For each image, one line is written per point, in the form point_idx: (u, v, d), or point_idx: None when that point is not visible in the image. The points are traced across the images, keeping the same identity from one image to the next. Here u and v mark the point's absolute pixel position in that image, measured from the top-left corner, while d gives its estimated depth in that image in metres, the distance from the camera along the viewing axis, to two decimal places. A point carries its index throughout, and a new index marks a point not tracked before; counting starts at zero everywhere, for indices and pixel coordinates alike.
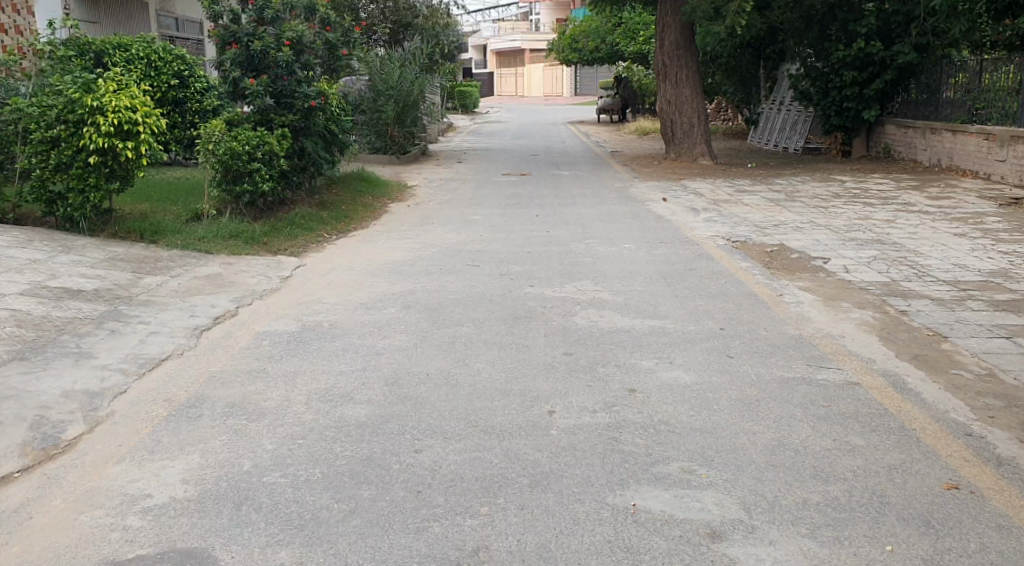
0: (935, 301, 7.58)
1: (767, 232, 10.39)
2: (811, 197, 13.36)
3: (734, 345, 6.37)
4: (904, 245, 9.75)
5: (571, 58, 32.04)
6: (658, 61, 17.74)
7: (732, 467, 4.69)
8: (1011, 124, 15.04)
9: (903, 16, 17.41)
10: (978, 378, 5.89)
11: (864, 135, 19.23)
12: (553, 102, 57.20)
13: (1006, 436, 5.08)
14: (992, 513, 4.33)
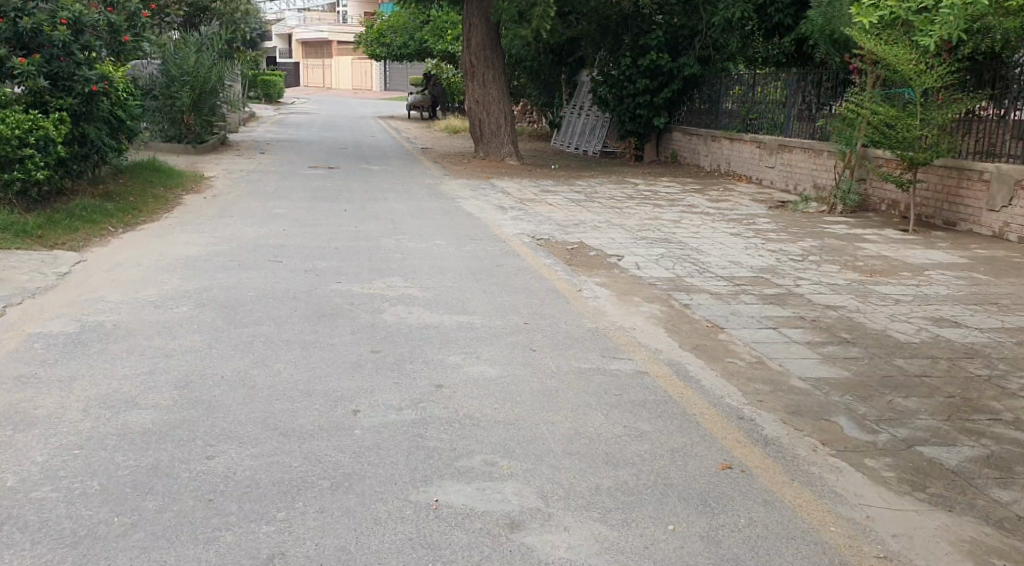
0: (714, 295, 8.07)
1: (569, 230, 10.73)
2: (607, 197, 13.91)
3: (536, 339, 6.56)
4: (688, 243, 10.31)
5: (380, 52, 32.12)
6: (466, 60, 17.91)
7: (531, 458, 4.84)
8: (778, 133, 16.06)
9: (688, 30, 18.40)
10: (748, 364, 6.34)
11: (654, 141, 20.32)
12: (363, 96, 56.79)
13: (772, 418, 5.48)
14: (760, 490, 4.66)
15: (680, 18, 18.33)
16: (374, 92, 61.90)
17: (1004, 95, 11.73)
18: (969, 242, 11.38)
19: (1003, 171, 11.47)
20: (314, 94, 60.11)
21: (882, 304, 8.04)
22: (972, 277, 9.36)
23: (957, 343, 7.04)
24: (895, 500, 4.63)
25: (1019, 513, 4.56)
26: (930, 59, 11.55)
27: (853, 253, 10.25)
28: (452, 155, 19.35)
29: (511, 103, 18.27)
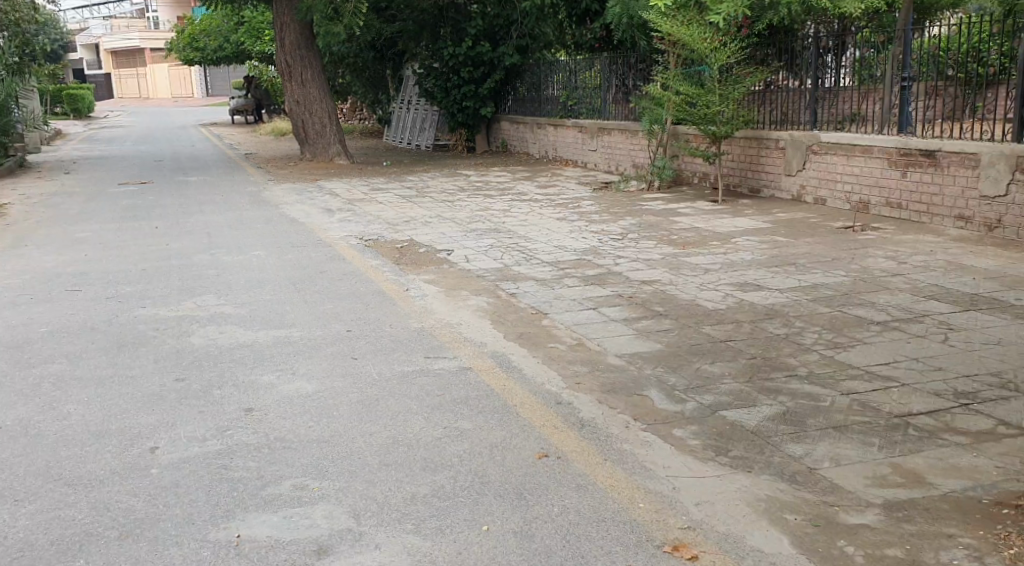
0: (539, 281, 8.17)
1: (398, 229, 10.64)
2: (437, 191, 13.88)
3: (359, 347, 6.47)
4: (516, 232, 10.41)
5: (194, 57, 31.11)
6: (279, 61, 17.49)
7: (344, 476, 4.72)
8: (597, 117, 16.41)
9: (503, 20, 18.89)
10: (569, 347, 6.45)
11: (484, 131, 20.29)
12: (183, 104, 54.68)
13: (589, 399, 5.59)
14: (574, 475, 4.72)
15: (494, 8, 18.76)
16: (195, 98, 59.78)
17: (793, 66, 12.34)
18: (774, 207, 11.96)
19: (795, 137, 12.21)
20: (130, 104, 57.74)
21: (694, 274, 8.34)
22: (775, 240, 9.83)
23: (760, 305, 7.39)
24: (700, 468, 4.78)
25: (809, 465, 4.80)
26: (723, 37, 12.10)
27: (669, 227, 10.60)
28: (275, 159, 18.92)
29: (332, 102, 17.98)
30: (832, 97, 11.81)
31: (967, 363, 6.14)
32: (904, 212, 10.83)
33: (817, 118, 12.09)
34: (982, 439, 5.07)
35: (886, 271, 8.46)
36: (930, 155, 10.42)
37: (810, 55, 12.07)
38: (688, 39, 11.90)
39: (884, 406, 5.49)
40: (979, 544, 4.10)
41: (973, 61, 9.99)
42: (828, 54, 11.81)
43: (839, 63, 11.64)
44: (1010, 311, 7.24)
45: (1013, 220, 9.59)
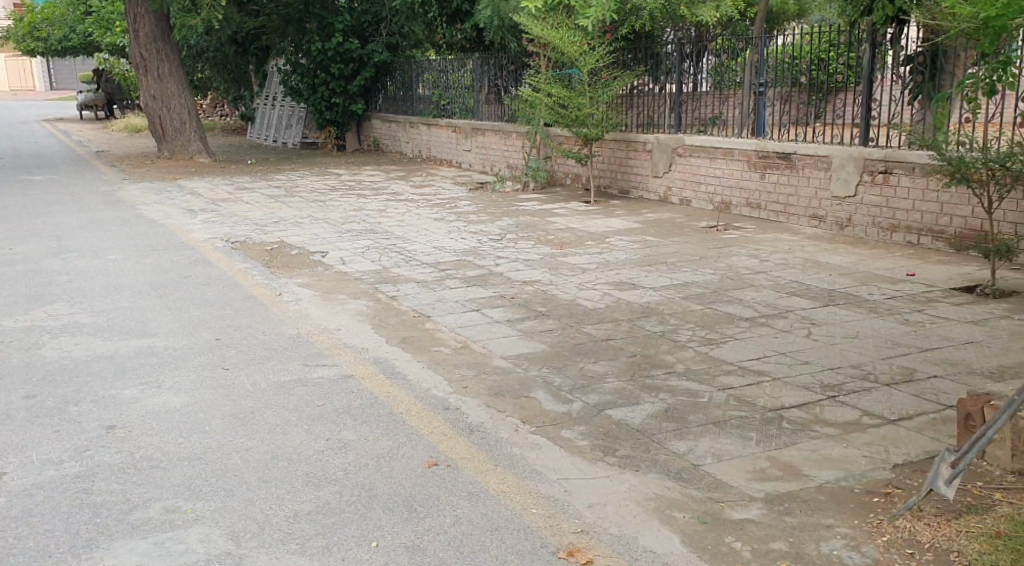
0: (419, 283, 8.06)
1: (268, 230, 10.34)
2: (307, 191, 13.57)
3: (230, 356, 6.22)
4: (393, 232, 10.26)
5: (38, 48, 29.60)
6: (134, 54, 16.79)
7: (220, 495, 4.52)
8: (470, 117, 16.37)
9: (372, 16, 18.84)
10: (453, 351, 6.36)
11: (355, 129, 20.17)
12: (29, 100, 52.12)
13: (477, 403, 5.52)
14: (465, 483, 4.64)
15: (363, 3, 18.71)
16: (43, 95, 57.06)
17: (657, 71, 12.53)
18: (642, 208, 12.16)
19: (661, 140, 12.46)
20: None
21: (572, 274, 8.38)
22: (647, 239, 9.99)
23: (637, 304, 7.46)
24: (589, 469, 4.77)
25: (694, 462, 4.85)
26: (592, 41, 12.21)
27: (544, 227, 10.63)
28: (132, 158, 18.18)
29: (192, 97, 17.40)
30: (694, 101, 12.04)
31: (830, 356, 6.34)
32: (763, 212, 11.17)
33: (681, 122, 12.32)
34: (851, 429, 5.23)
35: (751, 269, 8.68)
36: (785, 157, 10.80)
37: (673, 62, 12.25)
38: (559, 41, 11.96)
39: (758, 400, 5.61)
40: (855, 533, 4.21)
41: (815, 69, 10.39)
42: (688, 61, 12.04)
43: (698, 70, 11.90)
44: (866, 305, 7.53)
45: (863, 219, 10.00)
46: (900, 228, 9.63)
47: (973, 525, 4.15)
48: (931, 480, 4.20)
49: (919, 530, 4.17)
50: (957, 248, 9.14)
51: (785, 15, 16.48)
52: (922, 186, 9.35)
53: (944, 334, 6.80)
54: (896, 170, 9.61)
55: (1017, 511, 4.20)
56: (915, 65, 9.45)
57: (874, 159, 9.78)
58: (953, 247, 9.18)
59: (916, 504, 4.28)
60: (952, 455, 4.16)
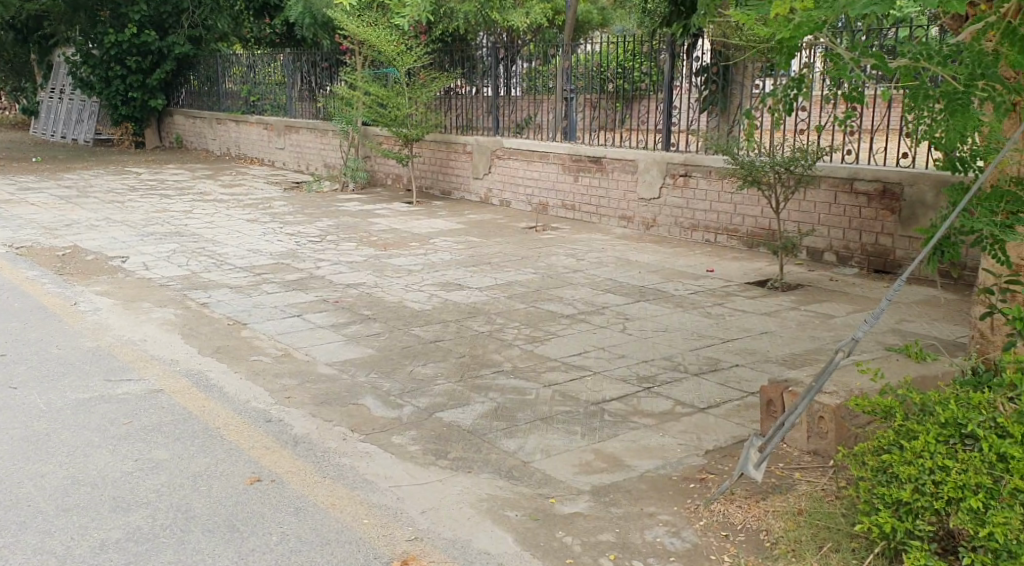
0: (233, 288, 7.76)
1: (59, 234, 9.72)
2: (103, 191, 12.87)
3: (20, 374, 5.78)
4: (201, 235, 9.85)
5: None
6: None
7: (12, 528, 4.17)
8: (282, 115, 16.04)
9: (172, 7, 17.81)
10: (274, 359, 6.15)
11: (155, 126, 19.54)
12: None
13: (301, 413, 5.35)
14: (290, 497, 4.47)
15: None
16: None
17: (472, 74, 12.60)
18: (462, 209, 12.19)
19: (480, 143, 12.53)
20: None
21: (396, 276, 8.27)
22: (469, 240, 10.01)
23: (462, 304, 7.44)
24: (420, 474, 4.69)
25: (524, 460, 4.86)
26: (408, 40, 12.09)
27: (364, 228, 10.47)
28: None
29: None
30: (509, 104, 12.22)
31: (647, 350, 6.51)
32: (577, 213, 11.40)
33: (498, 124, 12.43)
34: (666, 419, 5.38)
35: (569, 268, 8.83)
36: (597, 161, 11.03)
37: (488, 64, 12.33)
38: (374, 39, 11.78)
39: (580, 395, 5.69)
40: (676, 520, 4.32)
41: (620, 77, 10.51)
42: (502, 64, 12.14)
43: (510, 73, 12.04)
44: (675, 300, 7.78)
45: (668, 219, 10.35)
46: (700, 228, 10.02)
47: (779, 504, 4.34)
48: (741, 465, 4.31)
49: (732, 513, 4.32)
50: (748, 246, 9.60)
51: (591, 24, 16.93)
52: (718, 190, 9.77)
53: (743, 325, 7.12)
54: (694, 173, 9.99)
55: (815, 489, 4.42)
56: (709, 75, 9.81)
57: (675, 162, 10.14)
58: (744, 245, 9.64)
59: (730, 490, 4.45)
60: (758, 438, 4.27)
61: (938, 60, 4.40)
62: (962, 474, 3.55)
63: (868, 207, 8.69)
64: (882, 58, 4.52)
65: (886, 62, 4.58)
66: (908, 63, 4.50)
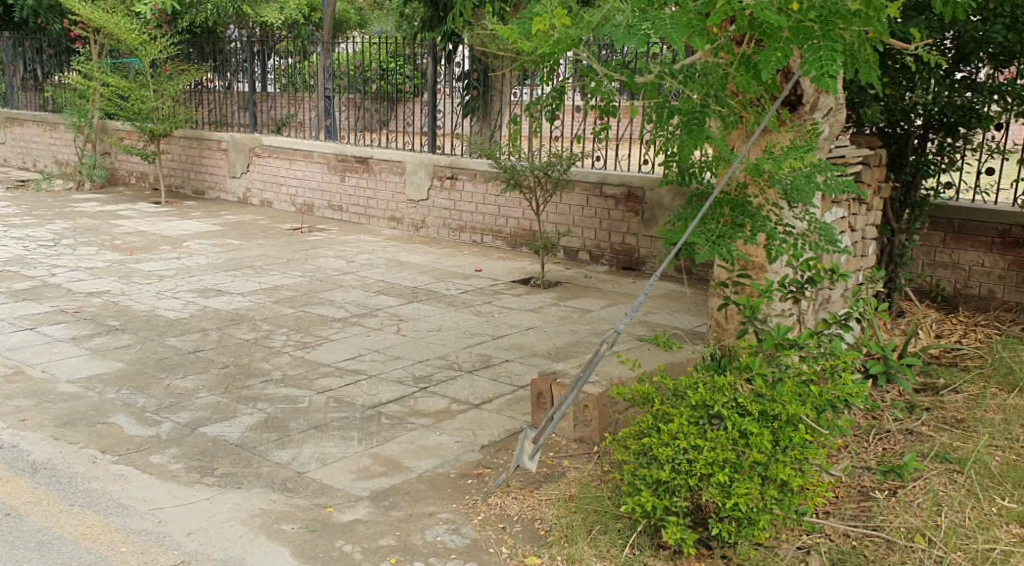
0: None
1: None
2: None
3: None
4: None
5: None
6: None
7: None
8: (4, 105, 14.95)
9: None
10: (4, 380, 5.60)
11: None
12: None
13: (40, 437, 4.91)
14: (32, 531, 4.08)
15: None
16: None
17: (223, 68, 12.08)
18: (220, 209, 11.71)
19: (236, 141, 12.09)
20: None
21: (146, 282, 7.81)
22: (227, 242, 9.61)
23: (223, 311, 7.11)
24: (185, 494, 4.42)
25: (299, 470, 4.68)
26: (149, 30, 11.53)
27: (107, 231, 9.83)
28: None
29: None
30: (266, 101, 11.88)
31: (420, 350, 6.45)
32: (344, 214, 11.23)
33: (256, 121, 12.10)
34: (442, 417, 5.34)
35: (337, 269, 8.64)
36: (363, 161, 10.86)
37: (242, 57, 11.83)
38: (113, 28, 11.10)
39: (356, 399, 5.55)
40: (456, 517, 4.29)
41: (383, 78, 10.39)
42: (258, 58, 11.69)
43: (265, 68, 11.64)
44: (445, 300, 7.78)
45: (435, 220, 10.36)
46: (467, 229, 10.10)
47: (550, 492, 4.43)
48: (517, 457, 4.35)
49: (508, 504, 4.36)
50: (512, 246, 9.78)
51: (350, 23, 16.57)
52: (482, 192, 9.85)
53: (512, 322, 7.21)
54: (460, 176, 10.01)
55: (584, 474, 4.54)
56: (470, 81, 9.76)
57: (441, 165, 10.12)
58: (509, 244, 9.80)
59: (505, 481, 4.48)
60: (533, 432, 4.36)
61: (679, 78, 4.70)
62: (710, 451, 3.81)
63: (616, 210, 9.03)
64: (630, 74, 4.78)
65: (635, 80, 4.84)
66: (653, 78, 4.72)
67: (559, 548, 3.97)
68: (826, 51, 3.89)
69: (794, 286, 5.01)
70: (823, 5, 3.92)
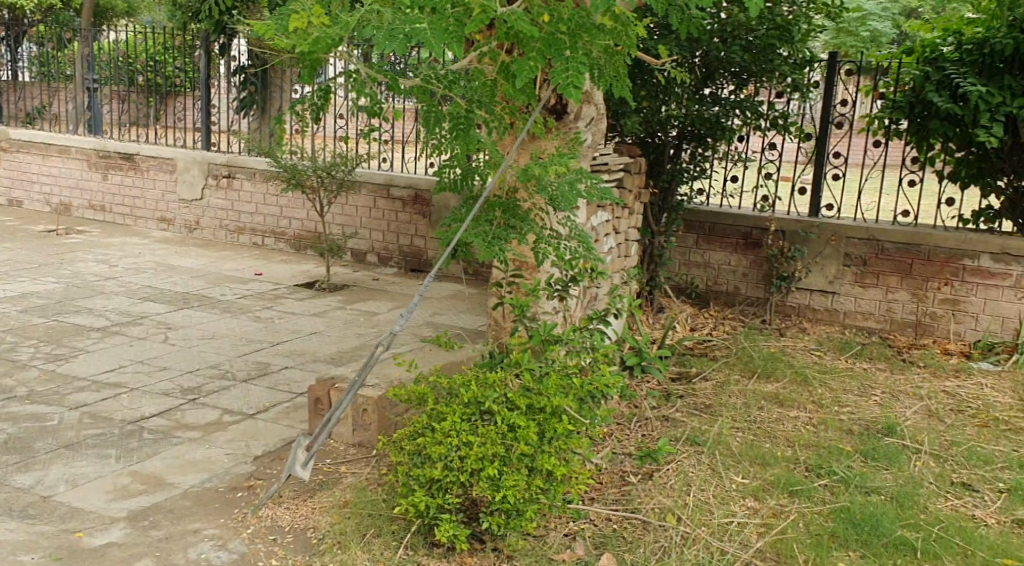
0: None
1: None
2: None
3: None
4: None
5: None
6: None
7: None
8: None
9: None
10: None
11: None
12: None
13: None
14: None
15: None
16: None
17: None
18: None
19: None
20: None
21: None
22: None
23: None
24: None
25: (43, 495, 4.33)
26: None
27: None
28: None
29: None
30: (16, 90, 11.13)
31: (189, 359, 6.15)
32: (108, 215, 10.59)
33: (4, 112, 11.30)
34: (211, 430, 5.11)
35: (97, 275, 8.13)
36: (128, 158, 10.25)
37: None
38: None
39: (113, 415, 5.21)
40: (222, 533, 4.13)
41: (150, 70, 9.92)
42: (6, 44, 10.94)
43: (16, 55, 10.88)
44: (220, 305, 7.47)
45: (211, 221, 9.96)
46: (246, 231, 9.77)
47: (324, 500, 4.42)
48: (290, 466, 4.19)
49: (280, 515, 4.30)
50: (295, 248, 9.53)
51: (114, 11, 15.63)
52: (263, 192, 9.55)
53: (292, 327, 7.01)
54: (238, 174, 9.68)
55: (360, 480, 4.59)
56: (247, 78, 9.33)
57: (217, 163, 9.74)
58: (292, 247, 9.56)
59: (276, 492, 4.42)
60: (307, 440, 4.23)
61: (446, 84, 4.76)
62: (481, 445, 4.11)
63: (404, 212, 9.00)
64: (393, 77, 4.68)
65: (398, 83, 4.79)
66: (420, 83, 4.76)
67: (332, 555, 4.03)
68: (575, 63, 4.01)
69: (559, 285, 5.31)
70: (570, 18, 4.10)
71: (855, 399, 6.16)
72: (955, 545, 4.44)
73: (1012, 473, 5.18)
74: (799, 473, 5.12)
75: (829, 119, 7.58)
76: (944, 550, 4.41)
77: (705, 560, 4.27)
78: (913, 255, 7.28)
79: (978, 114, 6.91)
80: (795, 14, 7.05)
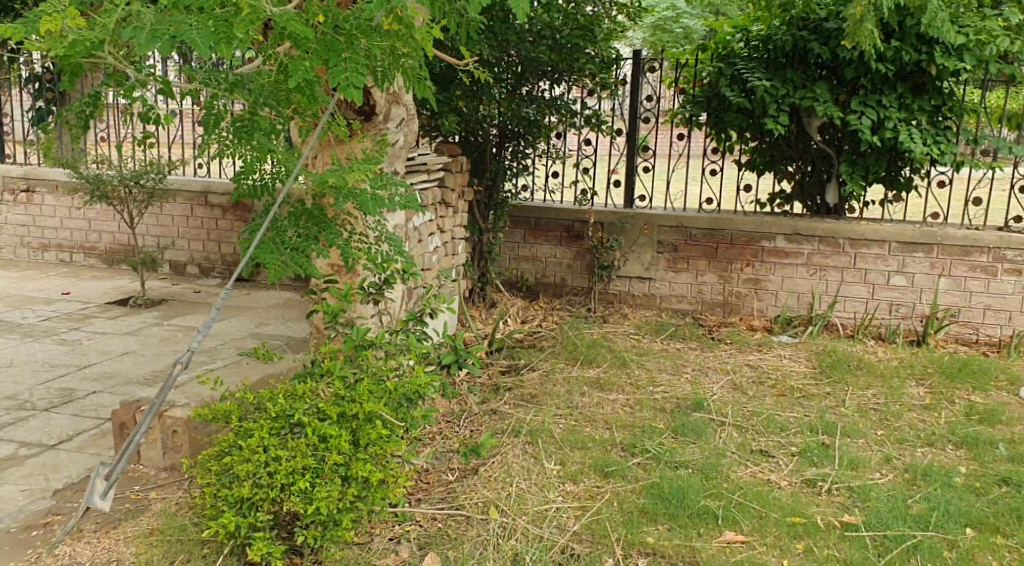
0: None
1: None
2: None
3: None
4: None
5: None
6: None
7: None
8: None
9: None
10: None
11: None
12: None
13: None
14: None
15: None
16: None
17: None
18: None
19: None
20: None
21: None
22: None
23: None
24: None
25: None
26: None
27: None
28: None
29: None
30: None
31: None
32: None
33: None
34: (7, 465, 4.85)
35: None
36: None
37: None
38: None
39: None
40: None
41: None
42: None
43: None
44: (21, 329, 7.06)
45: (11, 239, 9.48)
46: (51, 247, 9.33)
47: (129, 531, 4.30)
48: (87, 498, 4.07)
49: (80, 551, 4.15)
50: (107, 262, 9.19)
51: None
52: (67, 205, 9.12)
53: (103, 348, 6.68)
54: (38, 188, 9.21)
55: (169, 505, 4.48)
56: (42, 83, 8.89)
57: (14, 177, 9.23)
58: (103, 262, 9.21)
59: (74, 529, 4.25)
60: (105, 469, 4.10)
61: (228, 87, 4.63)
62: (291, 460, 4.05)
63: (224, 219, 8.75)
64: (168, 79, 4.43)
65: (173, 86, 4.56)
66: (200, 86, 4.61)
67: None
68: (354, 63, 4.00)
69: (372, 290, 5.26)
70: (346, 21, 4.08)
71: (669, 378, 6.43)
72: (752, 509, 4.72)
73: (802, 437, 5.54)
74: (615, 453, 5.30)
75: (636, 114, 7.88)
76: (742, 515, 4.67)
77: (524, 550, 4.38)
78: (718, 240, 7.64)
79: (766, 106, 7.36)
80: (596, 14, 7.24)
